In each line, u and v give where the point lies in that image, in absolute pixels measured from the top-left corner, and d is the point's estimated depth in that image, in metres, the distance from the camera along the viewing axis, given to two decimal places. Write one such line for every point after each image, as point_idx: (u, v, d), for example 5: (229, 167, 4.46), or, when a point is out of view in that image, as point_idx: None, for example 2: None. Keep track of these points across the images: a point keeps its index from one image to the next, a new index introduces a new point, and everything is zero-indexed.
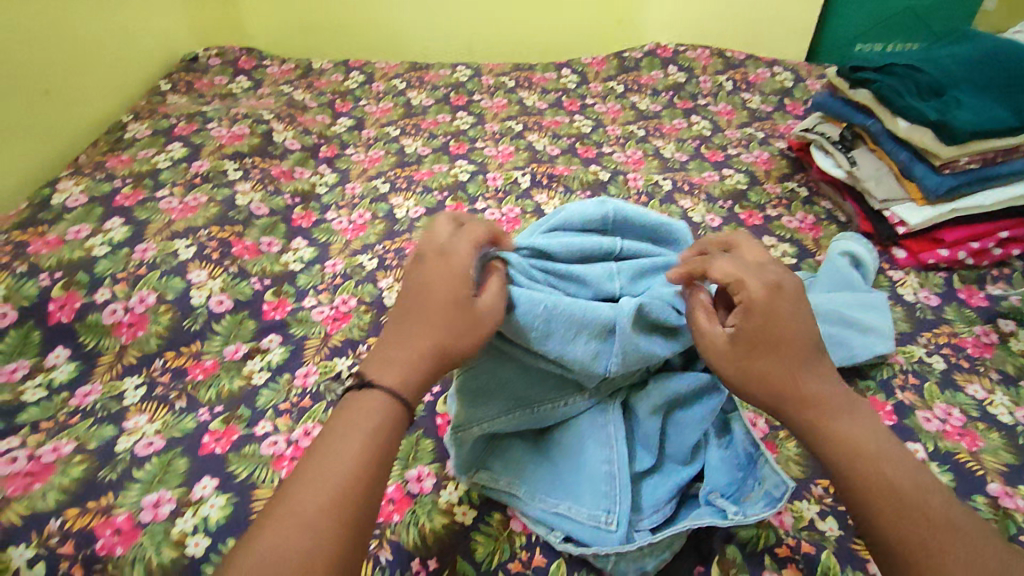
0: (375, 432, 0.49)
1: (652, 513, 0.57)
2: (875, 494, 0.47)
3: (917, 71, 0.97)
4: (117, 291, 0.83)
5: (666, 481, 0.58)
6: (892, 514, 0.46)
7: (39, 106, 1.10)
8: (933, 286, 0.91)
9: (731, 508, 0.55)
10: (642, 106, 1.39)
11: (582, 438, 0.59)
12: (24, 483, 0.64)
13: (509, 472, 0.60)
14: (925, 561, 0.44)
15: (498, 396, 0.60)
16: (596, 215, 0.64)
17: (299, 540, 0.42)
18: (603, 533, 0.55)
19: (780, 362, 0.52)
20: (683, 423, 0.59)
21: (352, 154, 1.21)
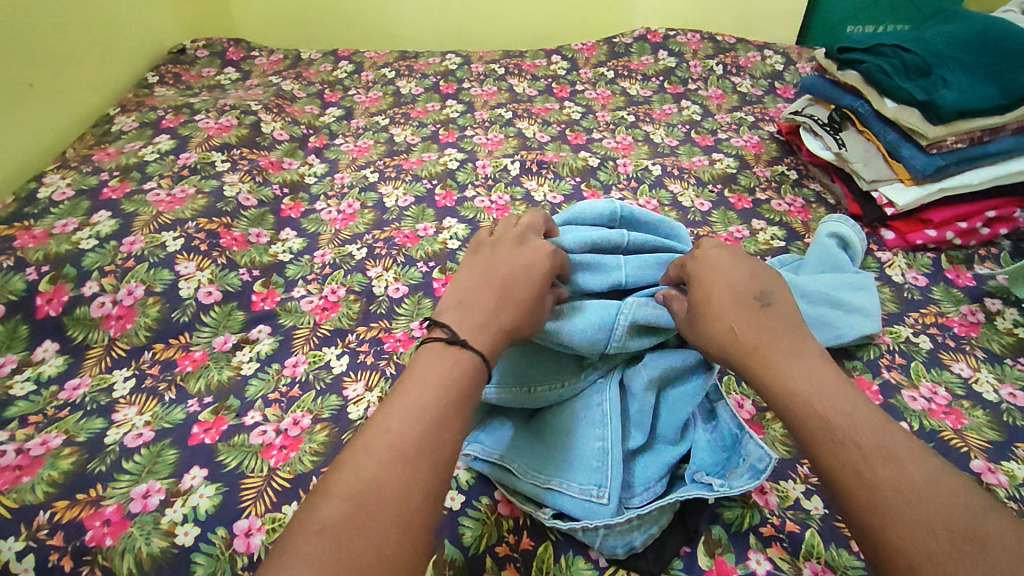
0: (457, 384, 0.49)
1: (643, 490, 0.57)
2: (809, 429, 0.47)
3: (903, 52, 0.97)
4: (105, 285, 0.83)
5: (656, 459, 0.59)
6: (825, 445, 0.46)
7: (23, 99, 1.09)
8: (921, 266, 0.91)
9: (717, 482, 0.56)
10: (632, 91, 1.38)
11: (577, 418, 0.60)
12: (14, 476, 0.65)
13: (501, 447, 0.60)
14: (852, 481, 0.43)
15: (500, 373, 0.62)
16: (606, 211, 0.72)
17: (391, 476, 0.43)
18: (594, 506, 0.55)
19: (719, 317, 0.55)
20: (674, 402, 0.61)
21: (341, 144, 1.21)
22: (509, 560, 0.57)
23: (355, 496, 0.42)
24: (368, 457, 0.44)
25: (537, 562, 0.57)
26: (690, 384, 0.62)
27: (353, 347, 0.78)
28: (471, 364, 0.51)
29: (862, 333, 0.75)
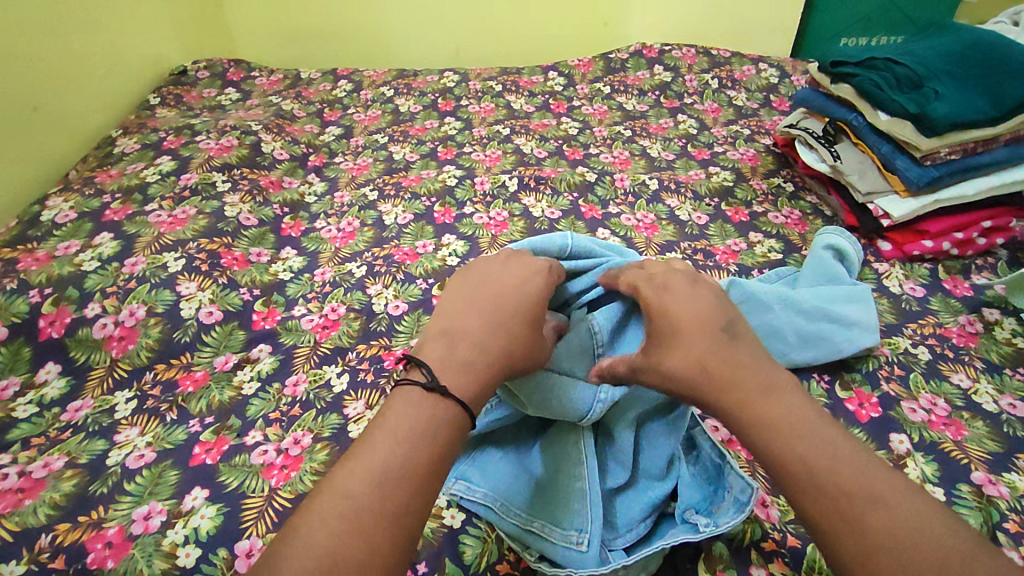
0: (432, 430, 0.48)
1: (627, 531, 0.57)
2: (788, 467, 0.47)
3: (895, 64, 0.98)
4: (107, 306, 0.84)
5: (640, 498, 0.58)
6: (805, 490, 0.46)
7: (27, 122, 1.11)
8: (918, 277, 0.91)
9: (703, 521, 0.56)
10: (629, 106, 1.40)
11: (559, 458, 0.60)
12: (15, 499, 0.65)
13: (486, 483, 0.59)
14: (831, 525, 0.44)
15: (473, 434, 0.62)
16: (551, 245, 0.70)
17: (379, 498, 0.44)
18: (575, 553, 0.54)
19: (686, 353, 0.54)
20: (654, 437, 0.60)
21: (341, 162, 1.22)
22: None
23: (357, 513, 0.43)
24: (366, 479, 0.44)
25: None
26: (665, 417, 0.61)
27: (353, 365, 0.78)
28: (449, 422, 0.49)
29: (854, 351, 0.76)
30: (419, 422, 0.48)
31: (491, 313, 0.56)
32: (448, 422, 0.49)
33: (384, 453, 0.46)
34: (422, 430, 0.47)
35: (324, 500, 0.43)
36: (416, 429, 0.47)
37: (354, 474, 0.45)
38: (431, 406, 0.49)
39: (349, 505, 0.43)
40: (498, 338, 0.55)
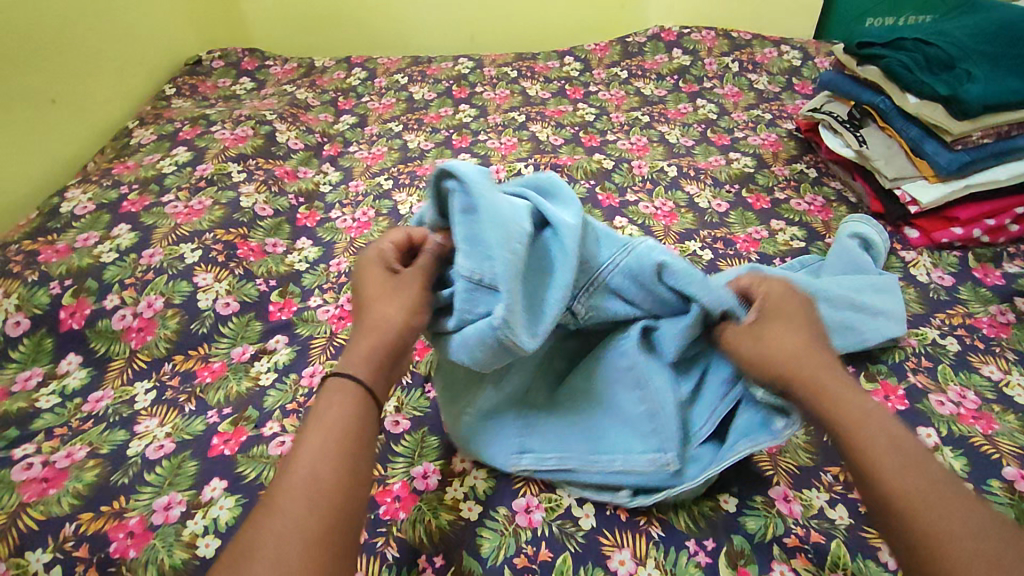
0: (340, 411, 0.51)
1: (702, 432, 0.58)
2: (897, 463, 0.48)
3: (925, 45, 0.95)
4: (125, 297, 0.84)
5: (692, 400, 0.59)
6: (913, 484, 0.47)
7: (46, 114, 1.11)
8: (947, 265, 0.89)
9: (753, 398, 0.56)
10: (647, 91, 1.37)
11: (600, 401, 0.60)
12: (40, 488, 0.66)
13: (551, 444, 0.61)
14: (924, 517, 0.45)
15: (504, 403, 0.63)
16: None
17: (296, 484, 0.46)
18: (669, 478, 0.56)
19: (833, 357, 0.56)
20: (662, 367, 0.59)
21: (356, 151, 1.22)
22: (528, 571, 0.57)
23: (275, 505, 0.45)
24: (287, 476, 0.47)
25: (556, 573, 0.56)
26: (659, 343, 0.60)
27: None
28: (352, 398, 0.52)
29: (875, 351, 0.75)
30: (327, 412, 0.51)
31: (386, 280, 0.59)
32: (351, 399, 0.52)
33: (298, 452, 0.48)
34: (332, 419, 0.50)
35: (252, 519, 0.45)
36: (323, 420, 0.50)
37: (278, 482, 0.47)
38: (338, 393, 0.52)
39: (279, 505, 0.45)
40: (377, 305, 0.57)
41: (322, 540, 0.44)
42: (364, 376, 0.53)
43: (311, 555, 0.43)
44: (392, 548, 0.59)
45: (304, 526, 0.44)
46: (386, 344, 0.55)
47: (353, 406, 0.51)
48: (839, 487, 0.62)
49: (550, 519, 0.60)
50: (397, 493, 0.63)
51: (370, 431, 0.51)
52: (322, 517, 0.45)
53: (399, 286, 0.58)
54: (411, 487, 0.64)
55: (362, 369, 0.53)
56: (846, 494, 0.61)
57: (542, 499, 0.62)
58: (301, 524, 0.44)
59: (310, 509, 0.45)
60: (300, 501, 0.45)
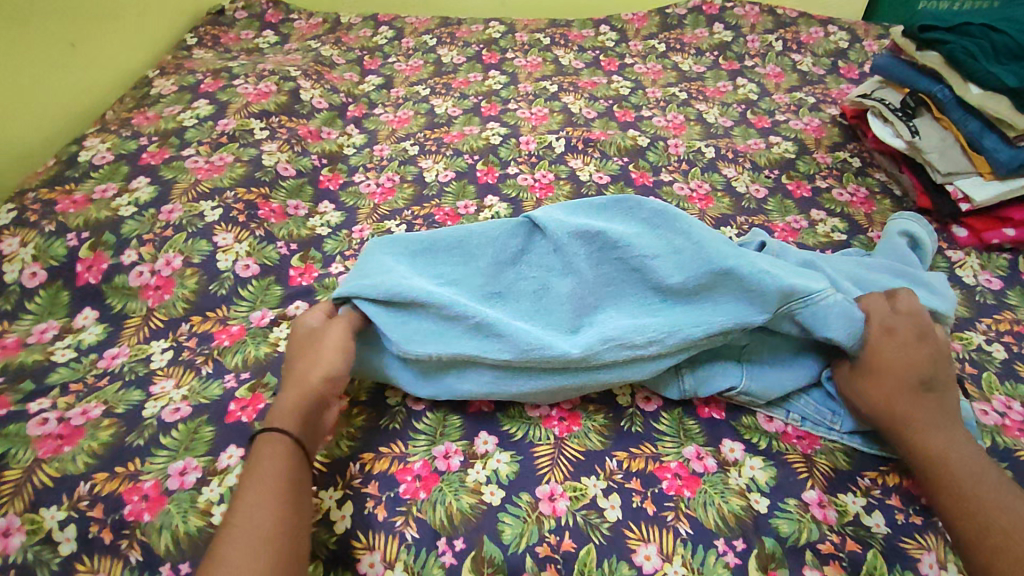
0: (285, 467, 0.54)
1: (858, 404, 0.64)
2: (943, 488, 0.55)
3: (993, 31, 0.88)
4: (143, 254, 0.82)
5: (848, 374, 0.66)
6: (957, 513, 0.53)
7: (65, 58, 1.07)
8: (995, 268, 0.85)
9: None
10: (685, 66, 1.32)
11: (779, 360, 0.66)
12: (55, 445, 0.64)
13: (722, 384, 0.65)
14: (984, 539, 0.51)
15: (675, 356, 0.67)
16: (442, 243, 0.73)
17: (242, 530, 0.49)
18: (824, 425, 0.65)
19: (885, 391, 0.59)
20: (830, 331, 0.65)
21: (381, 114, 1.18)
22: (551, 561, 0.55)
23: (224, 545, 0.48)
24: (237, 519, 0.50)
25: (579, 565, 0.55)
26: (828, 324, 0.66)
27: None
28: (290, 453, 0.55)
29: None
30: (264, 463, 0.53)
31: (307, 347, 0.63)
32: (290, 454, 0.55)
33: (237, 507, 0.51)
34: (269, 472, 0.53)
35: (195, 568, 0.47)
36: (269, 475, 0.53)
37: (218, 536, 0.49)
38: (281, 447, 0.55)
39: (222, 555, 0.47)
40: (298, 369, 0.61)
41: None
42: (298, 429, 0.56)
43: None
44: (411, 529, 0.57)
45: (247, 573, 0.46)
46: (313, 396, 0.58)
47: (287, 456, 0.54)
48: (877, 492, 0.60)
49: (574, 508, 0.58)
50: (418, 472, 0.61)
51: (305, 476, 0.54)
52: (265, 564, 0.47)
53: (318, 353, 0.61)
54: (433, 466, 0.62)
55: (289, 421, 0.56)
56: (884, 501, 0.59)
57: (567, 488, 0.60)
58: (245, 571, 0.46)
59: (254, 557, 0.47)
60: (244, 548, 0.47)
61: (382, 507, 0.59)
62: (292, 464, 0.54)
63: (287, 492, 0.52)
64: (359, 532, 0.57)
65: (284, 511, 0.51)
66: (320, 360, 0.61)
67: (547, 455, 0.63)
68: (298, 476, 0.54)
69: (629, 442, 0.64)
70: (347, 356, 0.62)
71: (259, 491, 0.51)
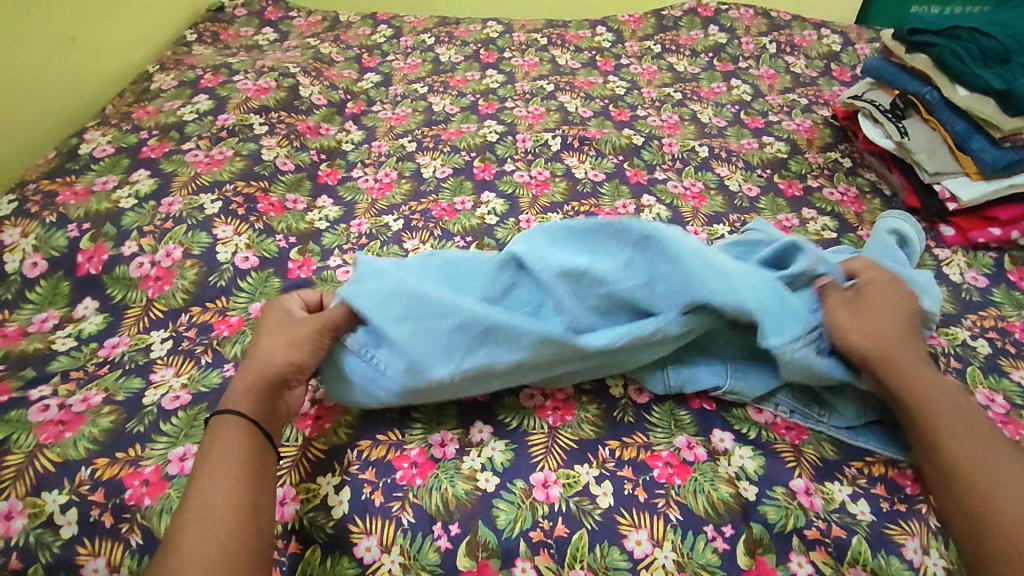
0: (240, 447, 0.54)
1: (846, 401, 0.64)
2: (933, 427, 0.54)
3: (980, 35, 0.92)
4: (143, 245, 0.83)
5: None
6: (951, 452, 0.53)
7: (65, 53, 1.08)
8: (981, 266, 0.87)
9: None
10: (680, 67, 1.33)
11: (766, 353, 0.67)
12: (56, 431, 0.65)
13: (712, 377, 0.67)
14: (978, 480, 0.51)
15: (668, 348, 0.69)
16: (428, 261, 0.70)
17: (199, 512, 0.50)
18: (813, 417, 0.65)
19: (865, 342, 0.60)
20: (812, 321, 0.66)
21: (379, 111, 1.19)
22: (544, 546, 0.57)
23: (184, 529, 0.49)
24: (193, 503, 0.51)
25: (572, 550, 0.56)
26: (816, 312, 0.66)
27: None
28: (242, 432, 0.56)
29: None
30: (217, 445, 0.54)
31: (280, 334, 0.63)
32: (244, 435, 0.55)
33: (191, 489, 0.52)
34: (220, 455, 0.54)
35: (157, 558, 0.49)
36: (222, 459, 0.53)
37: (173, 520, 0.50)
38: (234, 431, 0.55)
39: (177, 542, 0.49)
40: (263, 351, 0.62)
41: (220, 560, 0.47)
42: (250, 411, 0.57)
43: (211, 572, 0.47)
44: (408, 514, 0.58)
45: (198, 552, 0.47)
46: (269, 381, 0.59)
47: (240, 434, 0.55)
48: (863, 481, 0.61)
49: (567, 495, 0.60)
50: (415, 459, 0.62)
51: (258, 451, 0.55)
52: (217, 542, 0.48)
53: (285, 338, 0.63)
54: (429, 454, 0.63)
55: (241, 405, 0.57)
56: (870, 489, 0.61)
57: (560, 475, 0.61)
58: (197, 551, 0.48)
59: (207, 536, 0.48)
60: (195, 528, 0.49)
61: (379, 493, 0.60)
62: (247, 442, 0.55)
63: (241, 467, 0.53)
64: (357, 517, 0.58)
65: (242, 486, 0.52)
66: (280, 347, 0.62)
67: (541, 444, 0.64)
68: (255, 451, 0.55)
69: (621, 432, 0.65)
70: (319, 346, 0.62)
71: (212, 472, 0.52)
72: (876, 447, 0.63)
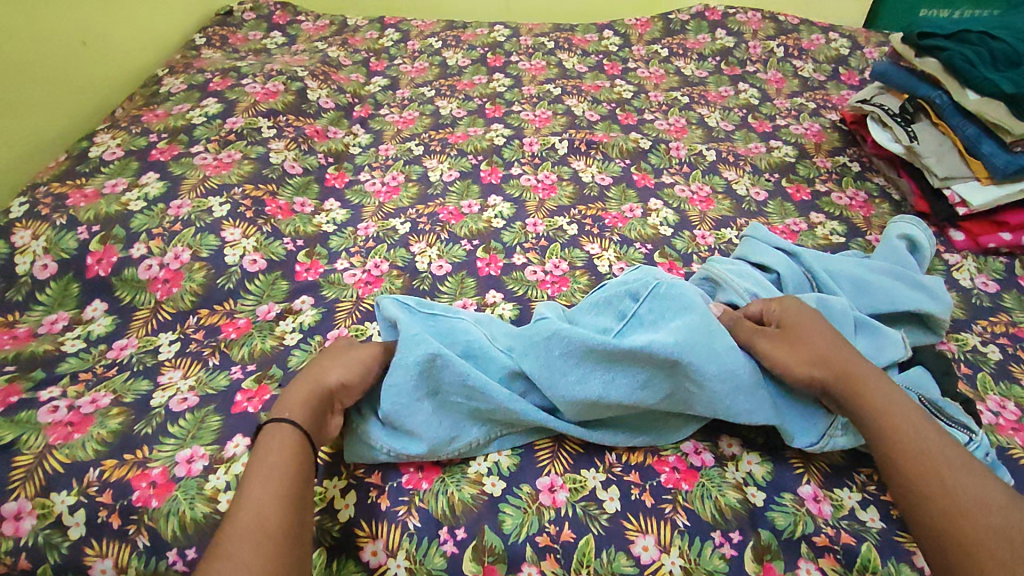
0: (293, 457, 0.54)
1: None
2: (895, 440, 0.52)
3: (991, 39, 0.91)
4: (152, 247, 0.83)
5: None
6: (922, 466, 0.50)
7: (76, 57, 1.09)
8: (991, 271, 0.86)
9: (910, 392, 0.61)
10: (687, 71, 1.33)
11: None
12: (64, 432, 0.65)
13: None
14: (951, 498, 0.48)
15: None
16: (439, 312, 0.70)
17: (250, 517, 0.49)
18: None
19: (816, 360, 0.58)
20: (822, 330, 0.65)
21: (386, 114, 1.20)
22: (550, 551, 0.56)
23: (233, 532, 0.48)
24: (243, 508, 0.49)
25: (579, 556, 0.56)
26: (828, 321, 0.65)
27: None
28: (296, 446, 0.55)
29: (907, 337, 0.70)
30: (270, 455, 0.53)
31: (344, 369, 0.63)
32: (297, 446, 0.55)
33: (242, 497, 0.50)
34: (274, 462, 0.53)
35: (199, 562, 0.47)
36: (274, 467, 0.53)
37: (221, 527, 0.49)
38: (289, 442, 0.55)
39: (225, 545, 0.47)
40: (320, 364, 0.62)
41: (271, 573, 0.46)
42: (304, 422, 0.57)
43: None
44: (414, 518, 0.58)
45: (250, 562, 0.46)
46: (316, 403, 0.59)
47: (294, 448, 0.54)
48: (873, 487, 0.61)
49: (574, 499, 0.59)
50: (421, 463, 0.62)
51: (308, 467, 0.55)
52: (269, 554, 0.47)
53: (344, 358, 0.63)
54: (435, 458, 0.63)
55: (298, 414, 0.57)
56: (879, 496, 0.60)
57: (567, 480, 0.61)
58: (245, 556, 0.46)
59: (256, 543, 0.47)
60: (246, 535, 0.47)
61: (385, 496, 0.60)
62: (300, 454, 0.54)
63: (293, 480, 0.52)
64: (363, 521, 0.58)
65: (293, 498, 0.51)
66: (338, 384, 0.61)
67: (547, 448, 0.64)
68: (305, 466, 0.54)
69: (628, 437, 0.65)
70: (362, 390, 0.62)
71: (265, 479, 0.52)
72: None
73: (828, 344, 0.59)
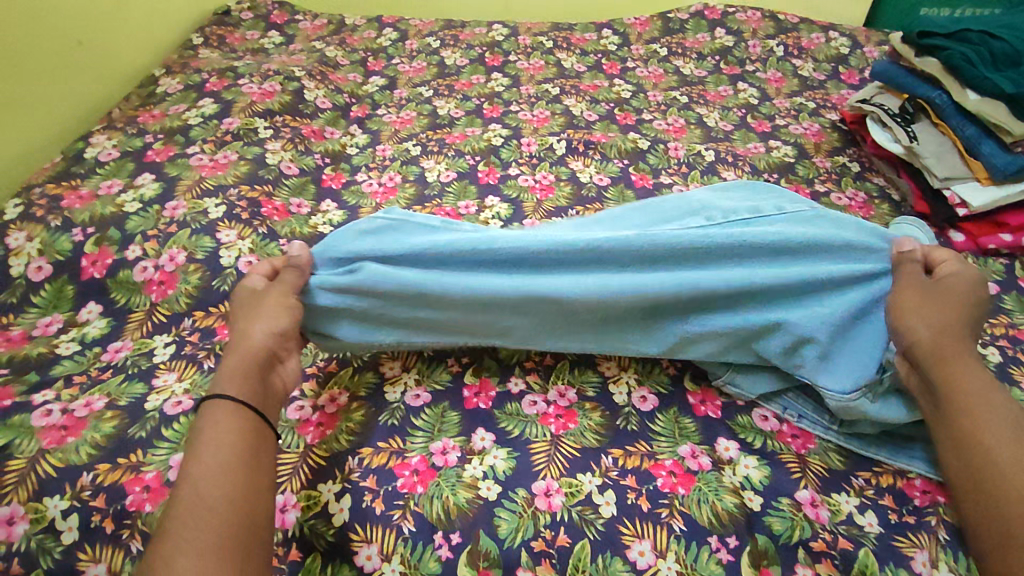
0: (235, 433, 0.53)
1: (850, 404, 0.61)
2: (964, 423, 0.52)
3: (992, 37, 0.90)
4: (147, 249, 0.83)
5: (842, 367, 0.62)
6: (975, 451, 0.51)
7: (72, 57, 1.09)
8: (992, 272, 0.86)
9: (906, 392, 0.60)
10: (686, 70, 1.33)
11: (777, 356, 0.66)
12: (58, 435, 0.65)
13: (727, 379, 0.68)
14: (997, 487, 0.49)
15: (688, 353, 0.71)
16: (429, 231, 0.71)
17: (194, 501, 0.48)
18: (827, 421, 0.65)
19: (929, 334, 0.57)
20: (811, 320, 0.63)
21: (384, 114, 1.19)
22: (545, 556, 0.56)
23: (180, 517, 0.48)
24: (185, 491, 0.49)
25: (573, 561, 0.56)
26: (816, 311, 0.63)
27: None
28: (237, 420, 0.54)
29: None
30: (205, 432, 0.53)
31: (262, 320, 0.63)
32: (238, 421, 0.54)
33: (182, 480, 0.50)
34: (213, 442, 0.52)
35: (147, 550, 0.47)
36: (215, 445, 0.52)
37: (165, 512, 0.48)
38: (226, 418, 0.54)
39: (172, 530, 0.47)
40: (244, 325, 0.62)
41: (219, 552, 0.46)
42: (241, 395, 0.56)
43: (207, 564, 0.45)
44: (408, 522, 0.58)
45: (200, 540, 0.46)
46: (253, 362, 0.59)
47: (232, 423, 0.54)
48: (871, 492, 0.60)
49: (570, 504, 0.59)
50: (416, 467, 0.62)
51: (253, 437, 0.54)
52: (219, 530, 0.47)
53: (260, 311, 0.63)
54: (430, 462, 0.63)
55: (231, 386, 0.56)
56: (878, 500, 0.60)
57: (563, 484, 0.60)
58: (196, 539, 0.46)
59: (204, 525, 0.47)
60: (193, 518, 0.47)
61: (379, 501, 0.59)
62: (241, 427, 0.54)
63: (237, 456, 0.52)
64: (357, 525, 0.58)
65: (239, 476, 0.51)
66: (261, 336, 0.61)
67: (543, 452, 0.63)
68: (248, 439, 0.54)
69: (625, 441, 0.65)
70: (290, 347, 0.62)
71: (204, 458, 0.51)
72: (888, 458, 0.62)
73: (955, 329, 0.58)
